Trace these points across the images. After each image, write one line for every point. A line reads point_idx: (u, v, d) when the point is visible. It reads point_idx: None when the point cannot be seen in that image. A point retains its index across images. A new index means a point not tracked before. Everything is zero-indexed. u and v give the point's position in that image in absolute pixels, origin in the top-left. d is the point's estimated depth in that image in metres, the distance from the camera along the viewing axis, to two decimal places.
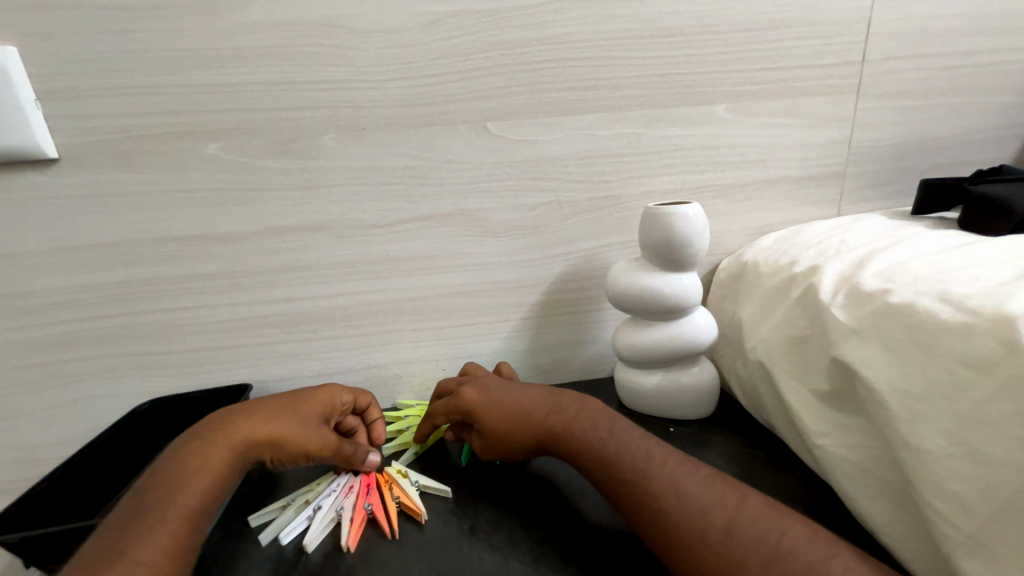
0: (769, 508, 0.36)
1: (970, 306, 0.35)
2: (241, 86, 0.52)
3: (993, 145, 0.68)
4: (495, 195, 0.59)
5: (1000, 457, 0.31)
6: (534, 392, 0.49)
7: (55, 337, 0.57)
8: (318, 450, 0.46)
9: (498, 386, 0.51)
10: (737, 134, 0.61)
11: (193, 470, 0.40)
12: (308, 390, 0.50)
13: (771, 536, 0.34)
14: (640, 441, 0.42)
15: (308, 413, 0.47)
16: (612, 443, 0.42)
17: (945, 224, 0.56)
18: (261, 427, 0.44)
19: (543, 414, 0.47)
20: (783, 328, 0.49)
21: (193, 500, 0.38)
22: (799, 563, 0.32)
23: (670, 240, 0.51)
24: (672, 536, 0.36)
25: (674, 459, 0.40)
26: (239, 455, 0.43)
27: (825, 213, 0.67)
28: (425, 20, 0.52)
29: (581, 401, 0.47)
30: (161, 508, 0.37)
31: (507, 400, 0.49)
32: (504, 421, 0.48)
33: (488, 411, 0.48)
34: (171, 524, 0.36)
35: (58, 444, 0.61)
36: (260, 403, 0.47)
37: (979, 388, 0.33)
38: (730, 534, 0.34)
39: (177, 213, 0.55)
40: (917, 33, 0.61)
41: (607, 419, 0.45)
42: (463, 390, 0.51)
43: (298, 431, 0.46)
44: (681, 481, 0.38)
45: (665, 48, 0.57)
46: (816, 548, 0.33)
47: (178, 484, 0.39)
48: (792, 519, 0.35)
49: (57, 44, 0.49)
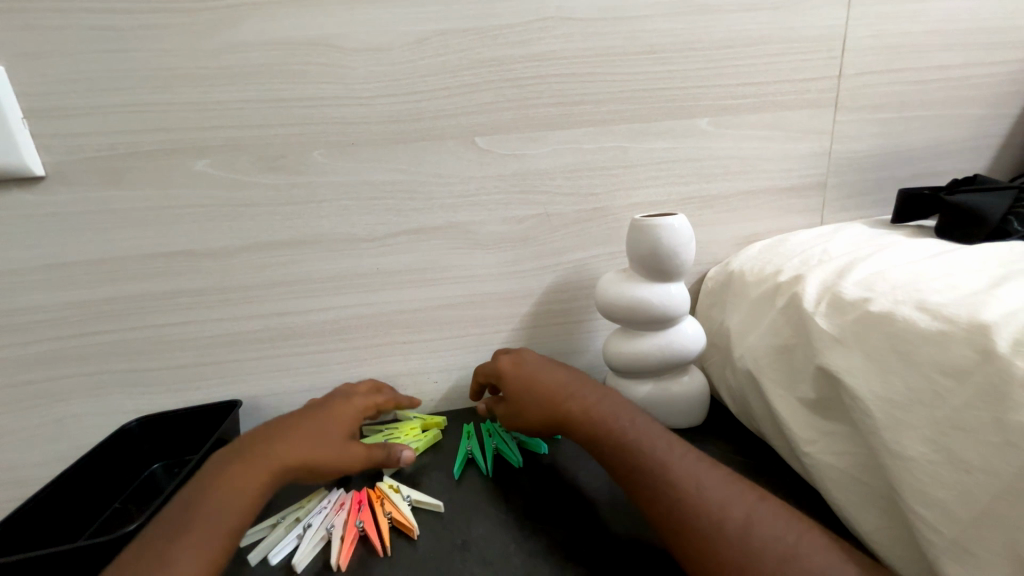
0: (787, 510, 0.36)
1: (946, 315, 0.37)
2: (230, 103, 0.52)
3: (967, 155, 0.70)
4: (485, 209, 0.60)
5: (977, 463, 0.31)
6: (564, 369, 0.51)
7: (38, 356, 0.56)
8: (351, 462, 0.46)
9: (531, 359, 0.53)
10: (721, 146, 0.63)
11: (236, 492, 0.40)
12: (334, 403, 0.50)
13: (788, 536, 0.34)
14: (663, 436, 0.42)
15: (341, 432, 0.47)
16: (633, 435, 0.43)
17: (923, 232, 0.58)
18: (297, 446, 0.44)
19: (567, 391, 0.48)
20: (769, 336, 0.50)
21: (232, 525, 0.39)
22: (815, 564, 0.33)
23: (657, 251, 0.52)
24: (685, 528, 0.36)
25: (695, 457, 0.41)
26: (275, 481, 0.42)
27: (808, 222, 0.68)
28: (413, 38, 0.53)
29: (606, 391, 0.48)
30: (202, 531, 0.37)
31: (531, 373, 0.50)
32: (527, 392, 0.49)
33: (516, 378, 0.51)
34: (209, 549, 0.37)
35: (42, 465, 0.60)
36: (295, 419, 0.46)
37: (956, 395, 0.33)
38: (747, 530, 0.35)
39: (166, 229, 0.55)
40: (890, 50, 0.63)
41: (629, 413, 0.45)
42: (502, 356, 0.54)
43: (332, 448, 0.45)
44: (702, 477, 0.39)
45: (648, 64, 0.58)
46: (829, 552, 0.33)
47: (222, 508, 0.39)
48: (810, 522, 0.35)
49: (44, 62, 0.49)
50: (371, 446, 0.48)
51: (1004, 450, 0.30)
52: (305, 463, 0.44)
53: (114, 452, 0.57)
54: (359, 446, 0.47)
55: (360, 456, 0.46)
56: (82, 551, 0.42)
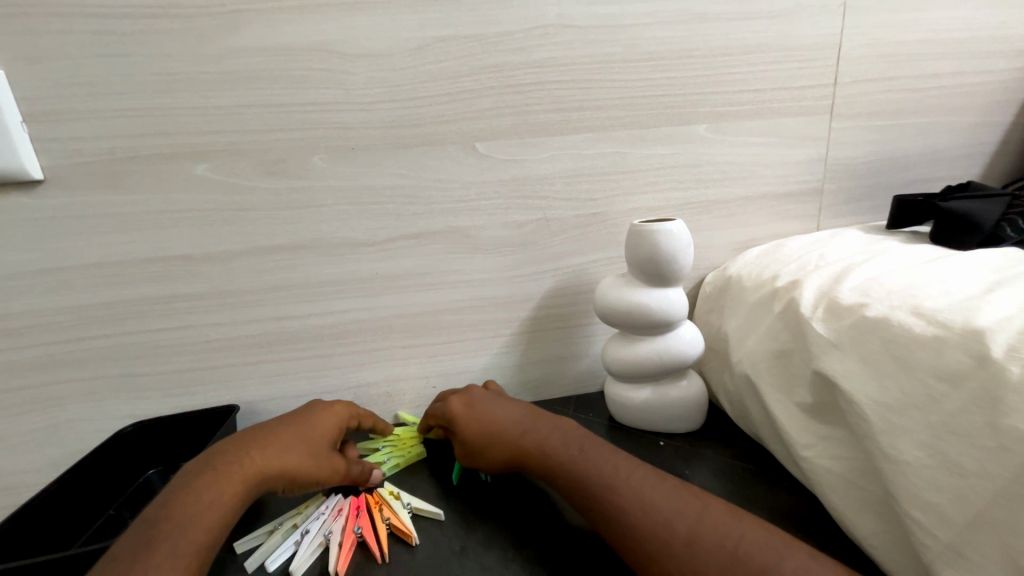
0: (732, 514, 0.36)
1: (941, 320, 0.37)
2: (231, 108, 0.53)
3: (961, 162, 0.71)
4: (485, 213, 0.60)
5: (971, 467, 0.32)
6: (513, 404, 0.51)
7: (36, 360, 0.56)
8: (327, 476, 0.46)
9: (482, 397, 0.52)
10: (718, 153, 0.63)
11: (204, 504, 0.40)
12: (314, 413, 0.50)
13: (730, 540, 0.34)
14: (612, 456, 0.43)
15: (319, 444, 0.48)
16: (582, 460, 0.43)
17: (918, 238, 0.58)
18: (273, 460, 0.44)
19: (519, 425, 0.48)
20: (767, 341, 0.50)
21: (203, 534, 0.38)
22: (756, 566, 0.33)
23: (656, 257, 0.52)
24: (640, 549, 0.36)
25: (640, 472, 0.41)
26: (248, 491, 0.42)
27: (805, 227, 0.69)
28: (413, 45, 0.54)
29: (559, 422, 0.48)
30: (172, 541, 0.37)
31: (486, 411, 0.50)
32: (485, 432, 0.49)
33: (469, 419, 0.50)
34: (179, 561, 0.36)
35: (36, 471, 0.60)
36: (272, 430, 0.47)
37: (951, 400, 0.34)
38: (692, 544, 0.35)
39: (164, 233, 0.55)
40: (885, 58, 0.64)
41: (580, 438, 0.45)
42: (453, 398, 0.53)
43: (309, 462, 0.46)
44: (646, 493, 0.39)
45: (646, 70, 0.59)
46: (771, 548, 0.34)
47: (191, 519, 0.39)
48: (749, 523, 0.36)
49: (44, 67, 0.49)
50: (349, 461, 0.49)
51: (997, 454, 0.31)
52: (274, 475, 0.44)
53: (110, 458, 0.57)
54: (337, 460, 0.48)
55: (338, 471, 0.47)
56: (76, 558, 0.42)
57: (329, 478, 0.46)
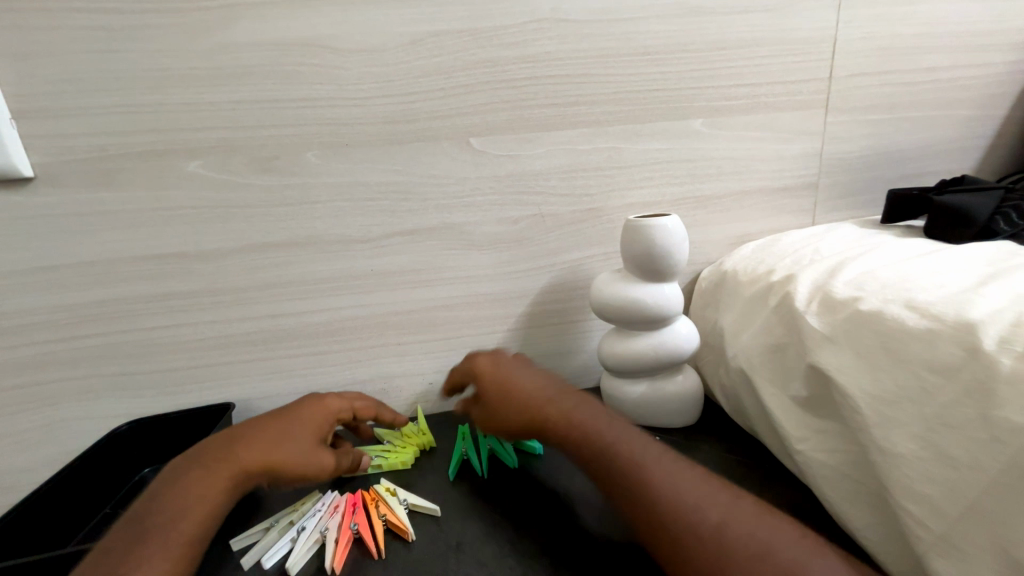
0: (761, 508, 0.36)
1: (934, 314, 0.37)
2: (223, 104, 0.52)
3: (956, 156, 0.71)
4: (480, 209, 0.60)
5: (964, 459, 0.32)
6: (537, 370, 0.52)
7: (29, 359, 0.56)
8: (317, 470, 0.46)
9: (510, 358, 0.53)
10: (713, 147, 0.63)
11: (195, 498, 0.40)
12: (307, 404, 0.49)
13: (761, 534, 0.34)
14: (637, 439, 0.43)
15: (310, 437, 0.47)
16: (608, 438, 0.43)
17: (912, 232, 0.58)
18: (261, 454, 0.44)
19: (541, 395, 0.48)
20: (761, 336, 0.50)
21: (193, 529, 0.38)
22: (786, 559, 0.33)
23: (650, 252, 0.52)
24: (665, 529, 0.36)
25: (670, 457, 0.41)
26: (238, 485, 0.43)
27: (800, 222, 0.69)
28: (406, 40, 0.53)
29: (584, 396, 0.48)
30: (163, 535, 0.37)
31: (508, 374, 0.51)
32: (504, 392, 0.49)
33: (492, 378, 0.51)
34: (170, 553, 0.36)
35: (30, 470, 0.59)
36: (260, 424, 0.46)
37: (943, 393, 0.34)
38: (720, 532, 0.35)
39: (157, 230, 0.54)
40: (880, 51, 0.64)
41: (608, 417, 0.45)
42: (479, 357, 0.54)
43: (298, 456, 0.45)
44: (677, 477, 0.39)
45: (641, 64, 0.58)
46: (798, 546, 0.34)
47: (181, 514, 0.39)
48: (780, 519, 0.36)
49: (34, 63, 0.49)
50: (337, 455, 0.49)
51: (989, 446, 0.31)
52: (263, 470, 0.44)
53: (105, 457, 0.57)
54: (327, 454, 0.47)
55: (328, 466, 0.47)
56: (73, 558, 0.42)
57: (319, 473, 0.46)
